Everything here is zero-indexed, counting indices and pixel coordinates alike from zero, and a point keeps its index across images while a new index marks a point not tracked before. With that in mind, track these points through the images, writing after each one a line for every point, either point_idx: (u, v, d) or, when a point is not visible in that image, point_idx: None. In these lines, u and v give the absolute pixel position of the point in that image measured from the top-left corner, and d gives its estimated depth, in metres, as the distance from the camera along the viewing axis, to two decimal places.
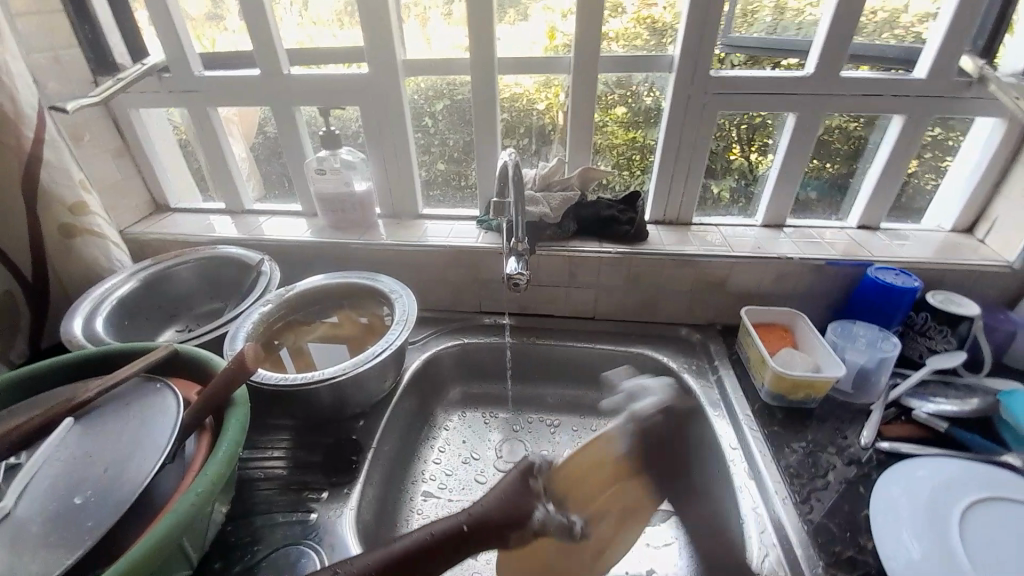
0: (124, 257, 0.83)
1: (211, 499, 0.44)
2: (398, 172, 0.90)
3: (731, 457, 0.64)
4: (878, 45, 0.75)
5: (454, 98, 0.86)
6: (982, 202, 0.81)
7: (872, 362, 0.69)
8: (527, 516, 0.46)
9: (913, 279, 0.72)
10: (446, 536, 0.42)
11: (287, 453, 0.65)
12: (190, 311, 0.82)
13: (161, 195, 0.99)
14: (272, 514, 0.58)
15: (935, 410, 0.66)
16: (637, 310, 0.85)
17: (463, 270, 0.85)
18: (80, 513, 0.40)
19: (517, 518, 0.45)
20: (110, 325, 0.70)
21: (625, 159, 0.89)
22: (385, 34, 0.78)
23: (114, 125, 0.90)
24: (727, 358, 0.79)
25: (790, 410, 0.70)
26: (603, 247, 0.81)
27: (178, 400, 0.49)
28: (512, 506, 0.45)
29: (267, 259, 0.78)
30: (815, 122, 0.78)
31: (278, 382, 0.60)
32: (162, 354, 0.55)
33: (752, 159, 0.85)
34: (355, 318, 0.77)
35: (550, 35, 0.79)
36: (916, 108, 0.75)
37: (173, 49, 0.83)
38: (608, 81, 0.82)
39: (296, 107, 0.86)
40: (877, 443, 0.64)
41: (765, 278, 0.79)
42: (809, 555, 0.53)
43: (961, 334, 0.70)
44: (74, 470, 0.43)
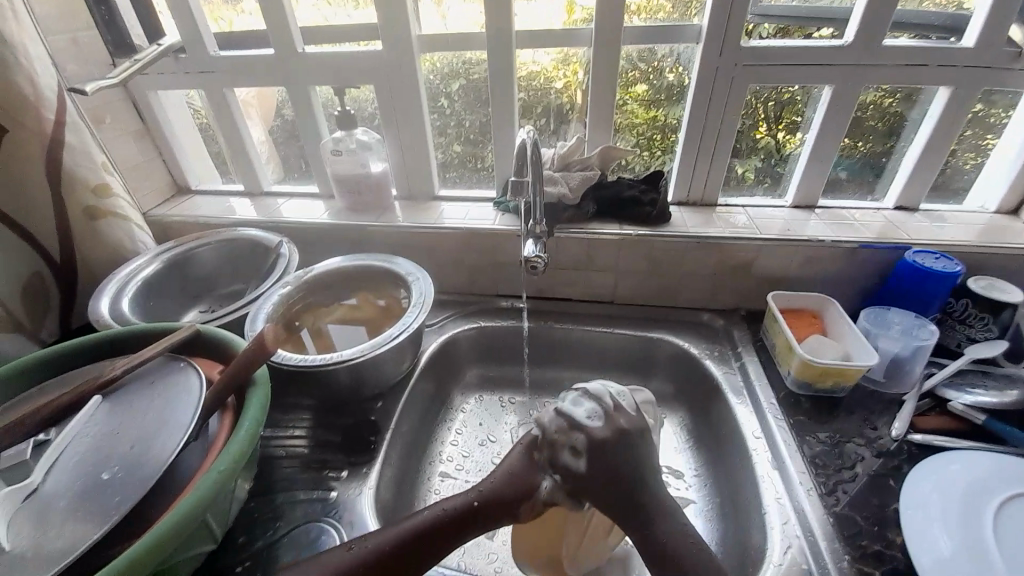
0: (147, 239, 0.84)
1: (234, 476, 0.45)
2: (414, 153, 0.89)
3: (754, 446, 0.63)
4: (921, 13, 0.70)
5: (470, 77, 0.84)
6: None
7: (907, 350, 0.66)
8: (531, 489, 0.50)
9: (954, 263, 0.68)
10: (457, 511, 0.48)
11: (308, 432, 0.66)
12: (212, 292, 0.83)
13: (182, 178, 1.00)
14: (294, 492, 0.60)
15: (972, 402, 0.63)
16: (657, 294, 0.83)
17: (480, 253, 0.84)
18: (107, 489, 0.41)
19: (522, 492, 0.49)
20: (135, 305, 0.72)
21: (645, 139, 0.85)
22: (399, 10, 0.76)
23: (133, 108, 0.90)
24: (751, 344, 0.77)
25: (817, 399, 0.68)
26: (623, 229, 0.79)
27: (201, 380, 0.50)
28: (520, 481, 0.50)
29: (285, 241, 0.78)
30: (850, 97, 0.73)
31: (298, 363, 0.61)
32: (185, 335, 0.56)
33: (780, 138, 0.81)
34: (372, 301, 0.76)
35: (568, 9, 0.76)
36: (962, 80, 0.70)
37: (188, 29, 0.82)
38: (630, 56, 0.78)
39: (311, 88, 0.86)
40: (909, 435, 0.62)
41: (793, 262, 0.76)
42: (833, 548, 0.51)
43: (1004, 322, 0.67)
44: (102, 447, 0.44)
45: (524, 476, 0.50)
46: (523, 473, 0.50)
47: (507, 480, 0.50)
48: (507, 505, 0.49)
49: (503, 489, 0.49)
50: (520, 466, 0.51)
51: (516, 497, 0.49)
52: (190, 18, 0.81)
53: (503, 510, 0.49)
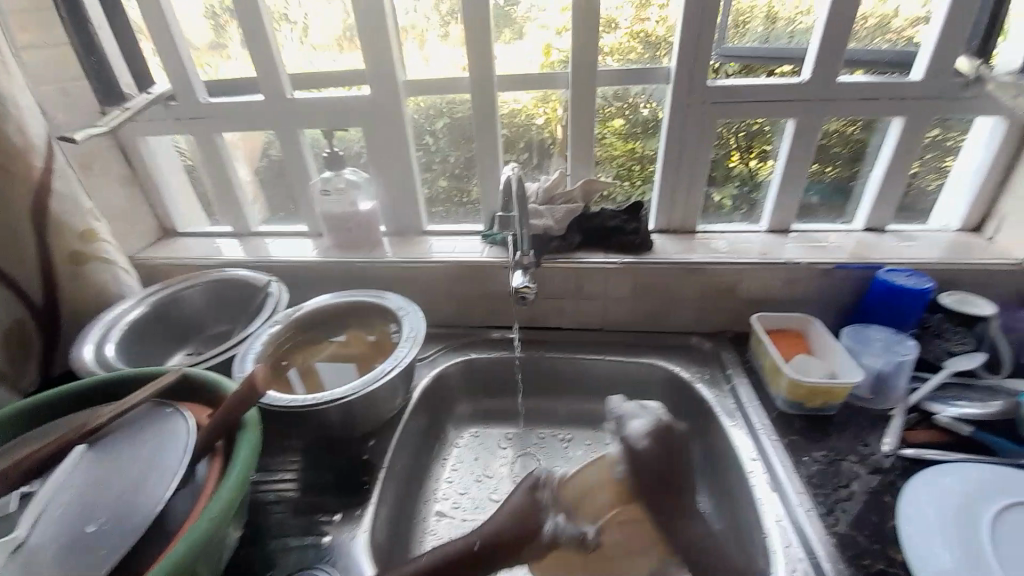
0: (132, 282, 0.83)
1: (225, 524, 0.43)
2: (401, 190, 0.91)
3: (751, 468, 0.63)
4: (871, 49, 0.76)
5: (454, 116, 0.87)
6: (988, 200, 0.80)
7: (889, 365, 0.68)
8: (538, 528, 0.54)
9: (924, 280, 0.71)
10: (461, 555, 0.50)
11: (299, 474, 0.65)
12: (200, 333, 0.82)
13: (167, 221, 0.99)
14: (286, 538, 0.58)
15: (958, 414, 0.65)
16: (646, 320, 0.85)
17: (470, 285, 0.86)
18: (92, 544, 0.39)
19: (527, 531, 0.53)
20: (120, 350, 0.70)
21: (625, 170, 0.89)
22: (385, 56, 0.79)
23: (121, 153, 0.91)
24: (740, 366, 0.78)
25: (808, 418, 0.68)
26: (608, 258, 0.81)
27: (189, 424, 0.49)
28: (524, 519, 0.53)
29: (274, 279, 0.78)
30: (813, 127, 0.78)
31: (289, 403, 0.60)
32: (174, 379, 0.55)
33: (752, 165, 0.85)
34: (363, 337, 0.76)
35: (545, 52, 0.81)
36: (914, 109, 0.75)
37: (179, 77, 0.85)
38: (606, 95, 0.83)
39: (299, 130, 0.88)
40: (900, 449, 0.63)
41: (773, 284, 0.79)
42: (837, 569, 0.51)
43: (978, 334, 0.70)
44: (86, 499, 0.43)
45: (528, 507, 0.55)
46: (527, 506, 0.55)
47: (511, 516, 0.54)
48: (513, 541, 0.52)
49: (507, 526, 0.52)
50: (521, 503, 0.55)
51: (521, 536, 0.53)
52: (182, 68, 0.84)
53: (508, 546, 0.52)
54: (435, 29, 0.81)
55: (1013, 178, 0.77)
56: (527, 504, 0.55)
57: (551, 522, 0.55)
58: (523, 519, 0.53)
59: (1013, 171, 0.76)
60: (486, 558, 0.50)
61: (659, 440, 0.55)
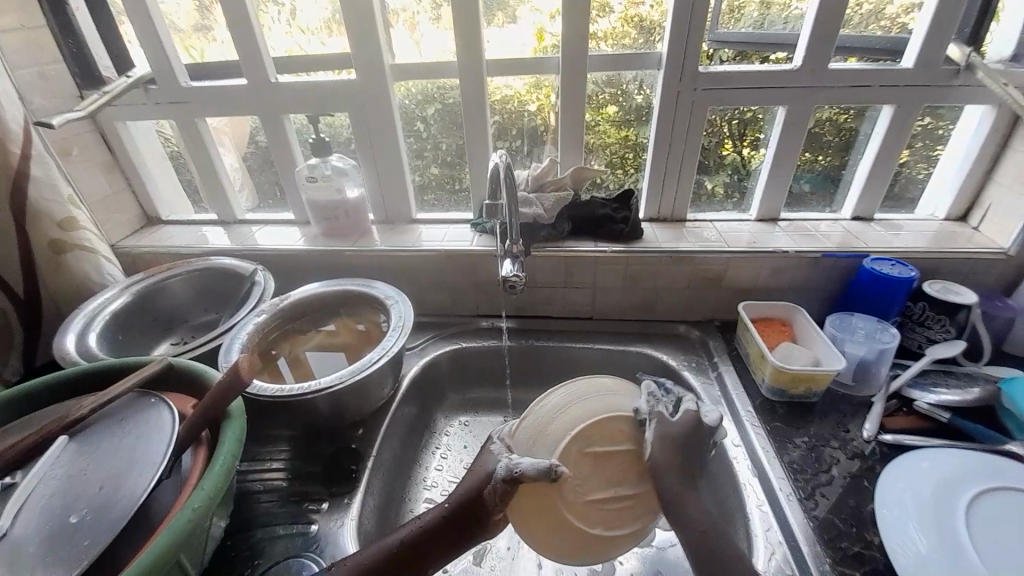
0: (116, 271, 0.82)
1: (209, 514, 0.43)
2: (391, 178, 0.90)
3: (734, 455, 0.63)
4: (866, 37, 0.75)
5: (445, 102, 0.85)
6: (975, 189, 0.81)
7: (871, 353, 0.69)
8: (487, 475, 0.43)
9: (909, 269, 0.72)
10: (436, 528, 0.43)
11: (287, 463, 0.65)
12: (185, 323, 0.81)
13: (152, 208, 0.98)
14: (273, 527, 0.58)
15: (936, 400, 0.66)
16: (635, 309, 0.85)
17: (460, 274, 0.85)
18: (75, 534, 0.39)
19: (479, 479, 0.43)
20: (103, 340, 0.69)
21: (617, 158, 0.89)
22: (372, 39, 0.77)
23: (101, 139, 0.89)
24: (726, 354, 0.79)
25: (791, 404, 0.69)
26: (598, 246, 0.81)
27: (173, 415, 0.49)
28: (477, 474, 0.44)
29: (260, 268, 0.78)
30: (805, 115, 0.78)
31: (274, 394, 0.59)
32: (157, 369, 0.54)
33: (745, 154, 0.85)
34: (352, 326, 0.76)
35: (538, 36, 0.79)
36: (906, 98, 0.75)
37: (158, 61, 0.82)
38: (597, 81, 0.81)
39: (285, 116, 0.86)
40: (880, 435, 0.64)
41: (760, 273, 0.79)
42: (815, 552, 0.52)
43: (960, 323, 0.70)
44: (70, 489, 0.42)
45: (481, 472, 0.44)
46: (483, 471, 0.44)
47: (470, 489, 0.43)
48: (480, 518, 0.42)
49: (464, 500, 0.43)
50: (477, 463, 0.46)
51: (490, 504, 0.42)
52: (162, 51, 0.81)
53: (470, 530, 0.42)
54: (426, 12, 0.78)
55: (999, 167, 0.77)
56: (479, 468, 0.44)
57: (502, 468, 0.42)
58: (482, 488, 0.42)
59: (1000, 160, 0.77)
60: (458, 532, 0.42)
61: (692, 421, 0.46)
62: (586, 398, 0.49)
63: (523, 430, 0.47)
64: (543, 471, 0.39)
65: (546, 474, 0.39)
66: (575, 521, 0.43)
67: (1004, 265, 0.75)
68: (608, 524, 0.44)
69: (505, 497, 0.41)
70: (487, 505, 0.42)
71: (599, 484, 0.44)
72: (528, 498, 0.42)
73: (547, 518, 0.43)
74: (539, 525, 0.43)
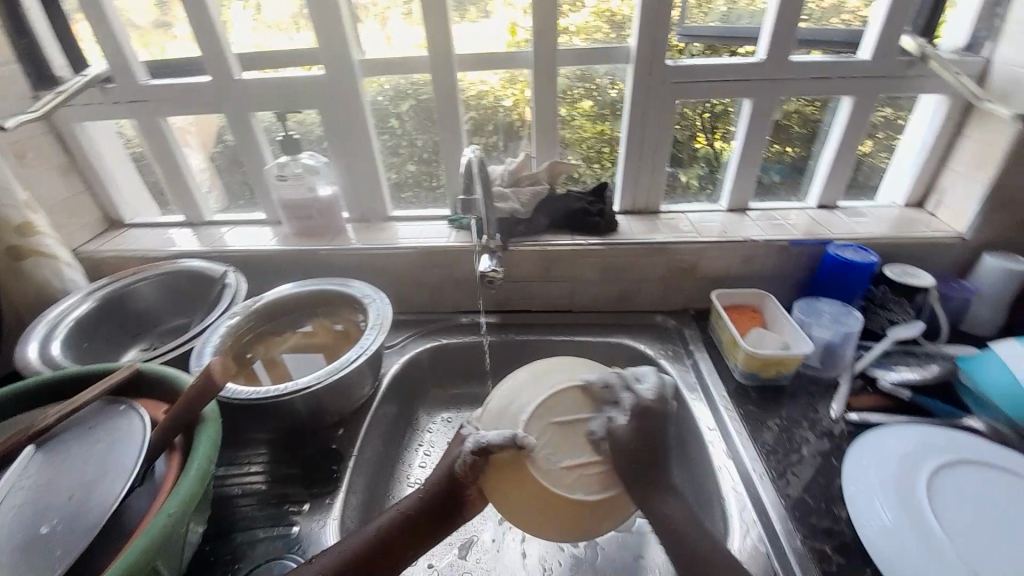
0: (79, 277, 0.79)
1: (184, 520, 0.42)
2: (364, 175, 0.89)
3: (710, 438, 0.65)
4: (827, 30, 0.78)
5: (419, 98, 0.84)
6: (931, 176, 0.84)
7: (838, 336, 0.71)
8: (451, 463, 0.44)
9: (869, 254, 0.75)
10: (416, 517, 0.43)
11: (265, 467, 0.64)
12: (155, 328, 0.79)
13: (114, 211, 0.94)
14: (254, 530, 0.57)
15: (899, 379, 0.69)
16: (612, 300, 0.87)
17: (437, 270, 0.85)
18: (48, 543, 0.38)
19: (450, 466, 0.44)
20: (67, 349, 0.67)
21: (595, 153, 0.89)
22: (340, 34, 0.76)
23: (58, 140, 0.85)
24: (701, 341, 0.80)
25: (763, 388, 0.72)
26: (575, 239, 0.82)
27: (145, 421, 0.48)
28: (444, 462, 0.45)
29: (231, 270, 0.76)
30: (770, 109, 0.80)
31: (250, 396, 0.58)
32: (126, 375, 0.53)
33: (717, 147, 0.87)
34: (329, 326, 0.75)
35: (511, 31, 0.79)
36: (864, 90, 0.78)
37: (116, 58, 0.79)
38: (571, 76, 0.82)
39: (252, 114, 0.84)
40: (847, 414, 0.66)
41: (732, 262, 0.81)
42: (787, 528, 0.54)
43: (918, 304, 0.74)
44: (38, 499, 0.41)
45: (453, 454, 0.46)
46: (455, 453, 0.45)
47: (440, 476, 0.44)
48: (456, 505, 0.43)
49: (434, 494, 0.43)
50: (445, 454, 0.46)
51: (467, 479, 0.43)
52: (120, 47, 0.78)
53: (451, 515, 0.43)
54: (397, 6, 0.77)
55: (953, 155, 0.81)
56: (451, 453, 0.46)
57: (470, 442, 0.44)
58: (453, 468, 0.44)
59: (954, 148, 0.80)
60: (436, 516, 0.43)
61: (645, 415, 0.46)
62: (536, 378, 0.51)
63: (490, 410, 0.48)
64: (508, 439, 0.42)
65: (512, 441, 0.42)
66: (556, 492, 0.44)
67: (959, 249, 0.79)
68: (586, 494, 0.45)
69: (476, 471, 0.43)
70: (462, 482, 0.43)
71: (567, 453, 0.46)
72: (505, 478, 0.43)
73: (524, 492, 0.43)
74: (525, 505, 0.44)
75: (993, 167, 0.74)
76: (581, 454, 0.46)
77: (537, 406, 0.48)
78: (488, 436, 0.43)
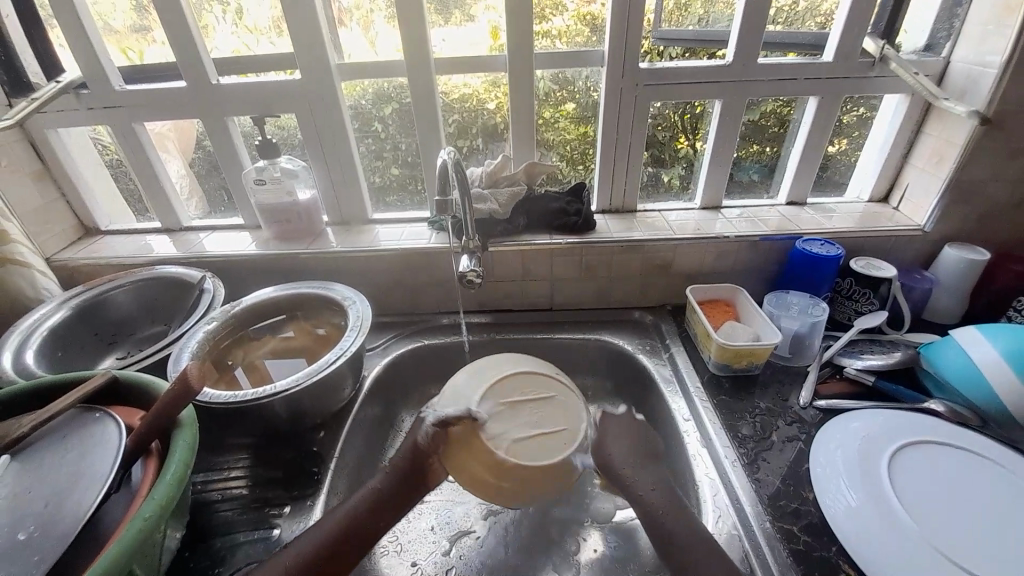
0: (52, 285, 0.80)
1: (162, 524, 0.42)
2: (347, 179, 0.89)
3: (685, 429, 0.67)
4: (797, 32, 0.81)
5: (402, 101, 0.85)
6: (895, 172, 0.88)
7: (805, 326, 0.73)
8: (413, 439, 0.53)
9: (836, 247, 0.77)
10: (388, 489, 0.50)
11: (245, 471, 0.64)
12: (131, 336, 0.78)
13: (89, 218, 0.93)
14: (234, 535, 0.57)
15: (864, 365, 0.72)
16: (591, 298, 0.88)
17: (419, 272, 0.85)
18: (25, 550, 0.38)
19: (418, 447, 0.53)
20: (41, 358, 0.66)
21: (577, 155, 0.91)
22: (319, 38, 0.76)
23: (31, 148, 0.85)
24: (678, 335, 0.82)
25: (736, 378, 0.73)
26: (553, 238, 0.83)
27: (120, 428, 0.48)
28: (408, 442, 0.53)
29: (209, 275, 0.76)
30: (742, 109, 0.82)
31: (228, 400, 0.58)
32: (100, 382, 0.53)
33: (695, 147, 0.89)
34: (310, 330, 0.76)
35: (492, 34, 0.80)
36: (829, 89, 0.80)
37: (89, 64, 0.79)
38: (552, 79, 0.83)
39: (229, 119, 0.84)
40: (815, 401, 0.69)
41: (705, 258, 0.83)
42: (758, 511, 0.56)
43: (883, 295, 0.76)
44: (14, 508, 0.41)
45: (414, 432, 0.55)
46: (417, 430, 0.54)
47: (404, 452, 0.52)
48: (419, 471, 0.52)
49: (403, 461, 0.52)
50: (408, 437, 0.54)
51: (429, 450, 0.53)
52: (93, 53, 0.78)
53: (416, 479, 0.51)
54: (380, 10, 0.78)
55: (915, 150, 0.84)
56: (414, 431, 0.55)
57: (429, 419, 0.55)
58: (416, 440, 0.53)
59: (916, 144, 0.84)
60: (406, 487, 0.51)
61: (622, 423, 0.59)
62: (487, 366, 0.63)
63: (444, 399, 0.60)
64: (464, 412, 0.55)
65: (466, 413, 0.55)
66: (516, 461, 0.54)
67: (923, 241, 0.82)
68: (536, 459, 0.55)
69: (437, 441, 0.54)
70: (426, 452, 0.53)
71: (515, 425, 0.57)
72: (464, 442, 0.54)
73: (483, 456, 0.53)
74: (493, 480, 0.53)
75: (951, 162, 0.77)
76: (525, 426, 0.57)
77: (483, 389, 0.59)
78: (446, 411, 0.55)
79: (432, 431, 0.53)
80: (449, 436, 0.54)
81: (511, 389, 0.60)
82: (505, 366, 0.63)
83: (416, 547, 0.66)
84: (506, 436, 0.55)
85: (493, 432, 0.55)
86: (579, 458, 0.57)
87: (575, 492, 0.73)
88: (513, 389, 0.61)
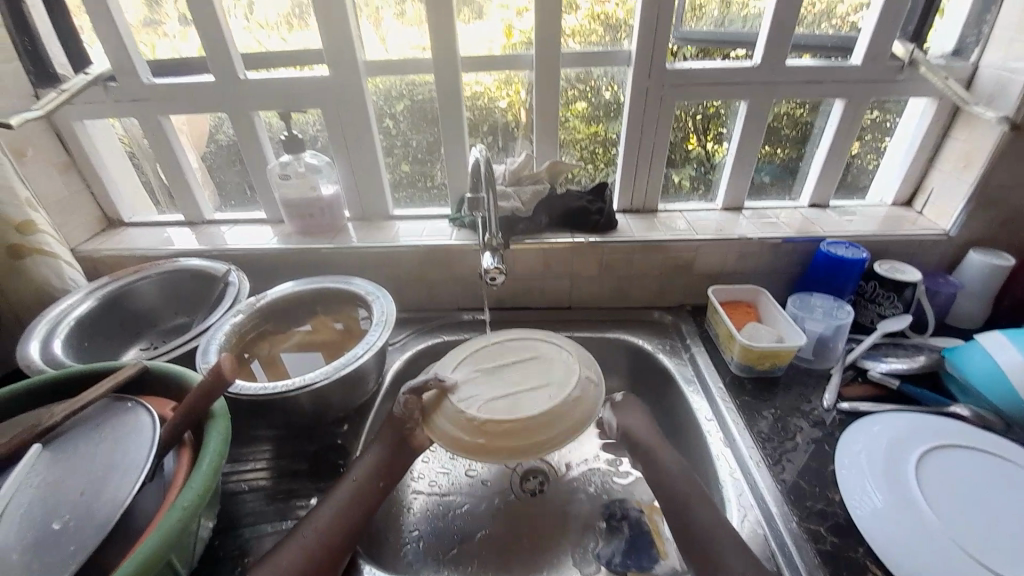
0: (78, 275, 0.80)
1: (200, 511, 0.43)
2: (367, 174, 0.89)
3: (707, 428, 0.67)
4: (818, 35, 0.80)
5: (415, 98, 0.86)
6: (919, 175, 0.87)
7: (829, 329, 0.73)
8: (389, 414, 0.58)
9: (861, 250, 0.77)
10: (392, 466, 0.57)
11: (270, 462, 0.65)
12: (154, 327, 0.80)
13: (113, 211, 0.94)
14: (261, 525, 0.58)
15: (888, 369, 0.72)
16: (611, 297, 0.88)
17: (439, 268, 0.86)
18: (63, 539, 0.39)
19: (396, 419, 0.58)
20: (70, 348, 0.67)
21: (588, 153, 0.91)
22: (345, 34, 0.77)
23: (58, 140, 0.85)
24: (698, 336, 0.82)
25: (758, 380, 0.74)
26: (575, 236, 0.83)
27: (153, 417, 0.48)
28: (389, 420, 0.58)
29: (234, 268, 0.76)
30: (764, 111, 0.82)
31: (258, 392, 0.58)
32: (131, 372, 0.54)
33: (709, 148, 0.89)
34: (330, 324, 0.77)
35: (506, 33, 0.81)
36: (855, 92, 0.80)
37: (117, 57, 0.79)
38: (569, 77, 0.83)
39: (254, 113, 0.84)
40: (838, 403, 0.69)
41: (727, 259, 0.83)
42: (784, 511, 0.56)
43: (907, 299, 0.76)
44: (50, 496, 0.42)
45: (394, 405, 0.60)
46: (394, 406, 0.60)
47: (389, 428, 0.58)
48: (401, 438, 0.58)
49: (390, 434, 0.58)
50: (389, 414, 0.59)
51: (406, 418, 0.58)
52: (122, 47, 0.78)
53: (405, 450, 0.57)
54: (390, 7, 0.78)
55: (941, 153, 0.83)
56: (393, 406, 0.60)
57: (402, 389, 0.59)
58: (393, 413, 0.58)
59: (940, 148, 0.83)
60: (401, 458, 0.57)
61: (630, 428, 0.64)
62: (466, 346, 0.68)
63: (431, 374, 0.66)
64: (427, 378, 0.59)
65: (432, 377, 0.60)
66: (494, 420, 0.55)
67: (947, 245, 0.82)
68: (517, 412, 0.56)
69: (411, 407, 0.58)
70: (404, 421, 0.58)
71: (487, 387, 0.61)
72: (437, 406, 0.59)
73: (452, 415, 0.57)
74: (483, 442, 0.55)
75: (978, 167, 0.77)
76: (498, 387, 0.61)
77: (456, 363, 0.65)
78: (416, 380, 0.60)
79: (405, 399, 0.58)
80: (424, 404, 0.59)
81: (487, 360, 0.65)
82: (482, 344, 0.68)
83: (438, 541, 0.66)
84: (480, 397, 0.59)
85: (463, 394, 0.59)
86: (575, 406, 0.58)
87: (595, 489, 0.73)
88: (494, 363, 0.65)
